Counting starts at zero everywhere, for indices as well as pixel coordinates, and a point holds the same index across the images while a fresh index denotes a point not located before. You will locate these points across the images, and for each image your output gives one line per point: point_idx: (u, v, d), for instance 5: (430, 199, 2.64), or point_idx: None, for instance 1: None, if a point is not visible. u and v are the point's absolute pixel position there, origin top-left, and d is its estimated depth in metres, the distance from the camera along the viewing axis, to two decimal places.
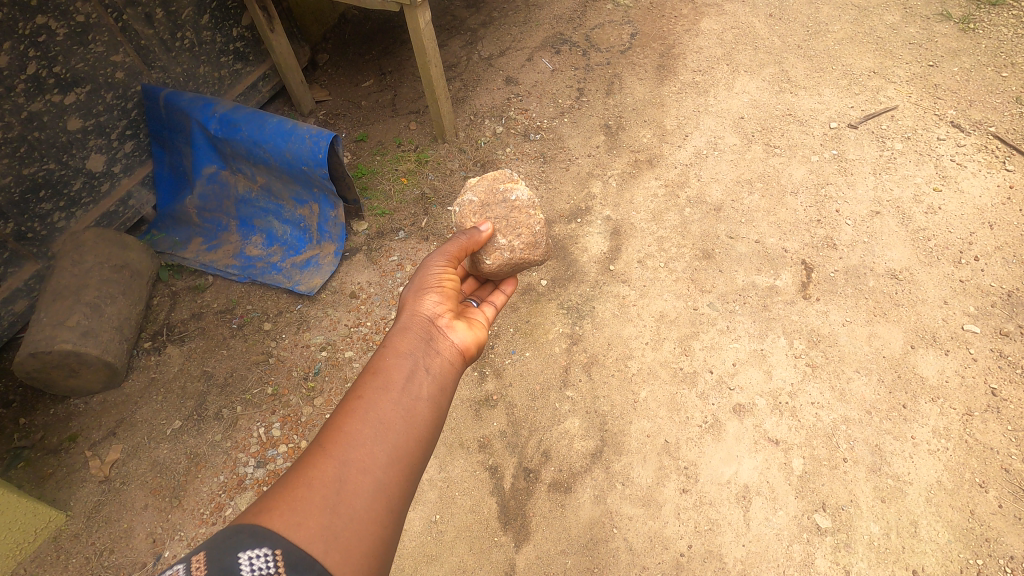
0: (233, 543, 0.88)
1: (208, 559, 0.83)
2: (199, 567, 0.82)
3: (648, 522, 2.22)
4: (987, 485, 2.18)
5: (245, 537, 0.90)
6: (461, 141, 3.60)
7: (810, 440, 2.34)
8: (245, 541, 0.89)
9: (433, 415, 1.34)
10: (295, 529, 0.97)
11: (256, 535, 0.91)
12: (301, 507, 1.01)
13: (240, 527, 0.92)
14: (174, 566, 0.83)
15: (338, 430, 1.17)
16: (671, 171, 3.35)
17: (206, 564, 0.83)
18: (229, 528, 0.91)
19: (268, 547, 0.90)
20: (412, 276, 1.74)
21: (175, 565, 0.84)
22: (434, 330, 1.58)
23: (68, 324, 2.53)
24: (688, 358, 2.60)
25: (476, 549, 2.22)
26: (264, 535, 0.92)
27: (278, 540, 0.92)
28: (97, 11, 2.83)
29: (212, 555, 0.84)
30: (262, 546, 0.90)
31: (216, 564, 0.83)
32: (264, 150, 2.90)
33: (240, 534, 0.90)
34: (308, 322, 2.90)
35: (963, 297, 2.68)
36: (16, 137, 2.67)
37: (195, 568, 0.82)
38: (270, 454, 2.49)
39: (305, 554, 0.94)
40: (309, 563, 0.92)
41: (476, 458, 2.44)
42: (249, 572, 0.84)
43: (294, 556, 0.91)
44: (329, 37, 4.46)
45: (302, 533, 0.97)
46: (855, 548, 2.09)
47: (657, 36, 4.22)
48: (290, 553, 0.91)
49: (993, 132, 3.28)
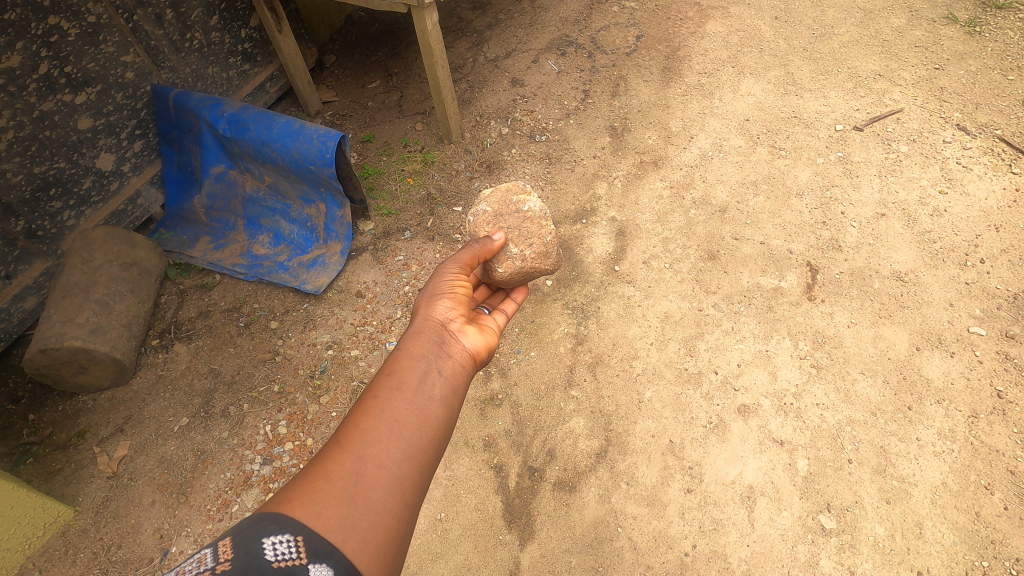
0: (256, 531, 0.90)
1: (233, 543, 0.86)
2: (226, 552, 0.85)
3: (653, 521, 2.23)
4: (993, 487, 2.18)
5: (267, 524, 0.92)
6: (468, 142, 3.62)
7: (815, 440, 2.34)
8: (267, 528, 0.92)
9: (446, 415, 1.35)
10: (315, 518, 0.99)
11: (278, 523, 0.93)
12: (320, 498, 1.03)
13: (263, 515, 0.95)
14: (202, 551, 0.86)
15: (354, 427, 1.19)
16: (676, 172, 3.36)
17: (231, 549, 0.85)
18: (253, 516, 0.94)
19: (290, 534, 0.92)
20: (425, 282, 1.75)
21: (202, 551, 0.86)
22: (446, 334, 1.59)
23: (78, 321, 2.55)
24: (692, 359, 2.61)
25: (480, 548, 2.23)
26: (286, 523, 0.95)
27: (299, 527, 0.95)
28: (108, 12, 2.87)
29: (237, 540, 0.87)
30: (284, 532, 0.92)
31: (241, 550, 0.86)
32: (272, 150, 2.92)
33: (263, 521, 0.92)
34: (314, 320, 2.92)
35: (968, 299, 2.68)
36: (27, 135, 2.70)
37: (222, 553, 0.84)
38: (276, 452, 2.50)
39: (325, 542, 0.95)
40: (329, 551, 0.94)
41: (481, 457, 2.45)
42: (272, 556, 0.87)
43: (314, 544, 0.93)
44: (336, 38, 4.48)
45: (322, 522, 0.99)
46: (860, 548, 2.09)
47: (663, 39, 4.23)
48: (310, 539, 0.94)
49: (999, 135, 3.27)
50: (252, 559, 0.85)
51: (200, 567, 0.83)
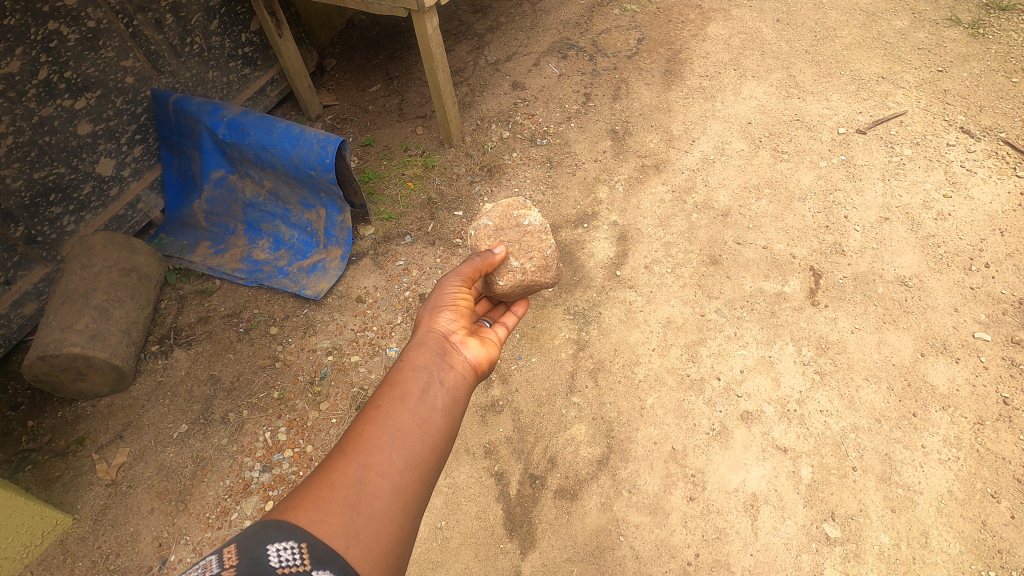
0: (261, 537, 0.89)
1: (238, 550, 0.85)
2: (231, 559, 0.83)
3: (655, 530, 2.21)
4: (1000, 495, 2.15)
5: (272, 531, 0.90)
6: (468, 146, 3.61)
7: (819, 448, 2.32)
8: (273, 534, 0.90)
9: (447, 425, 1.33)
10: (319, 525, 0.97)
11: (283, 530, 0.92)
12: (323, 506, 1.01)
13: (267, 521, 0.93)
14: (207, 558, 0.84)
15: (357, 436, 1.17)
16: (678, 176, 3.34)
17: (236, 556, 0.84)
18: (258, 522, 0.92)
19: (295, 540, 0.91)
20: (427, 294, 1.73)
21: (207, 557, 0.85)
22: (448, 346, 1.57)
23: (76, 327, 2.53)
24: (695, 365, 2.59)
25: (481, 557, 2.21)
26: (291, 529, 0.93)
27: (303, 535, 0.93)
28: (108, 17, 2.86)
29: (242, 547, 0.86)
30: (288, 539, 0.90)
31: (245, 557, 0.84)
32: (271, 155, 2.91)
33: (268, 528, 0.91)
34: (314, 325, 2.91)
35: (973, 304, 2.66)
36: (26, 141, 2.69)
37: (227, 559, 0.83)
38: (275, 459, 2.49)
39: (328, 548, 0.94)
40: (332, 558, 0.92)
41: (481, 464, 2.43)
42: (277, 563, 0.86)
43: (318, 551, 0.92)
44: (336, 41, 4.47)
45: (325, 529, 0.97)
46: (865, 558, 2.07)
47: (665, 41, 4.22)
48: (314, 547, 0.92)
49: (1004, 138, 3.24)
50: (257, 567, 0.83)
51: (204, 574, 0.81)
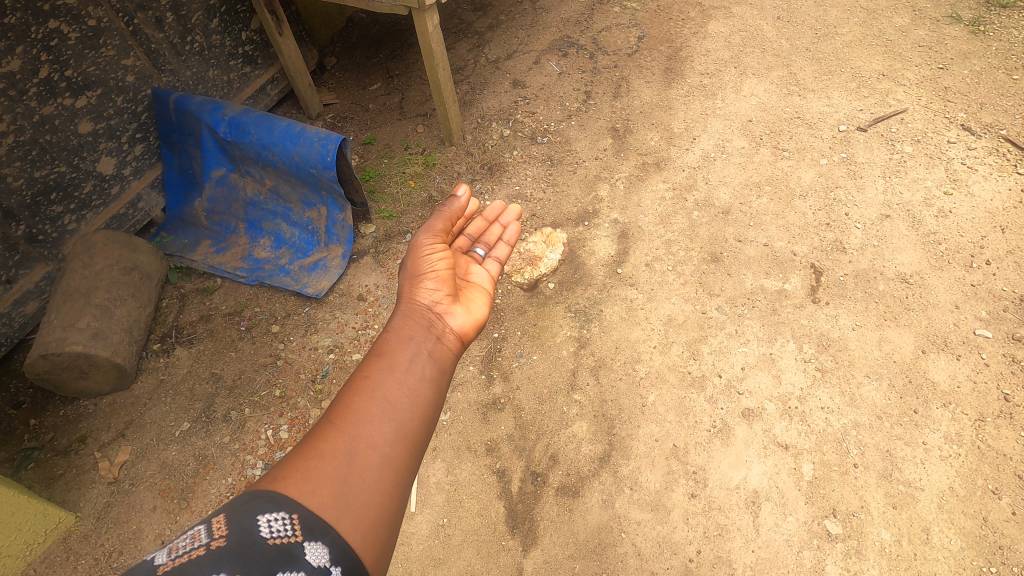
0: (251, 507, 0.89)
1: (227, 520, 0.85)
2: (220, 529, 0.84)
3: (657, 527, 2.21)
4: (1000, 492, 2.16)
5: (262, 501, 0.91)
6: (469, 144, 3.61)
7: (820, 445, 2.32)
8: (263, 505, 0.90)
9: (436, 395, 1.33)
10: (309, 497, 0.97)
11: (274, 500, 0.92)
12: (314, 476, 1.01)
13: (256, 493, 0.93)
14: (195, 528, 0.85)
15: (346, 407, 1.17)
16: (679, 174, 3.34)
17: (226, 527, 0.85)
18: (246, 493, 0.92)
19: (285, 511, 0.91)
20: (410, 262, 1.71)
21: (196, 527, 0.85)
22: (434, 316, 1.57)
23: (78, 326, 2.53)
24: (696, 362, 2.59)
25: (483, 553, 2.22)
26: (281, 500, 0.93)
27: (295, 506, 0.93)
28: (108, 15, 2.86)
29: (231, 518, 0.86)
30: (279, 510, 0.91)
31: (235, 529, 0.85)
32: (272, 153, 2.91)
33: (257, 498, 0.91)
34: (316, 323, 2.91)
35: (974, 301, 2.66)
36: (27, 140, 2.69)
37: (215, 530, 0.84)
38: (277, 457, 2.49)
39: (319, 520, 0.94)
40: (324, 529, 0.93)
41: (483, 462, 2.43)
42: (268, 533, 0.86)
43: (310, 521, 0.92)
44: (336, 40, 4.47)
45: (316, 501, 0.97)
46: (866, 555, 2.07)
47: (665, 39, 4.21)
48: (306, 518, 0.92)
49: (1004, 135, 3.24)
50: (247, 537, 0.84)
51: (194, 543, 0.82)
